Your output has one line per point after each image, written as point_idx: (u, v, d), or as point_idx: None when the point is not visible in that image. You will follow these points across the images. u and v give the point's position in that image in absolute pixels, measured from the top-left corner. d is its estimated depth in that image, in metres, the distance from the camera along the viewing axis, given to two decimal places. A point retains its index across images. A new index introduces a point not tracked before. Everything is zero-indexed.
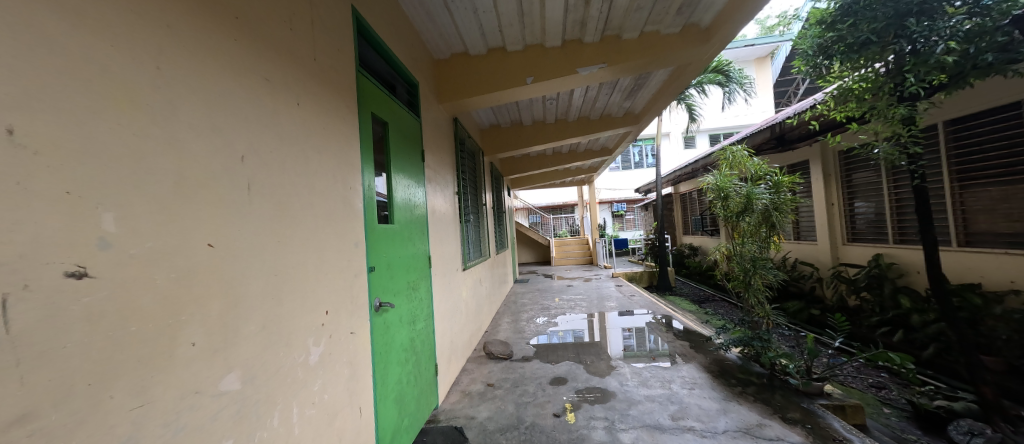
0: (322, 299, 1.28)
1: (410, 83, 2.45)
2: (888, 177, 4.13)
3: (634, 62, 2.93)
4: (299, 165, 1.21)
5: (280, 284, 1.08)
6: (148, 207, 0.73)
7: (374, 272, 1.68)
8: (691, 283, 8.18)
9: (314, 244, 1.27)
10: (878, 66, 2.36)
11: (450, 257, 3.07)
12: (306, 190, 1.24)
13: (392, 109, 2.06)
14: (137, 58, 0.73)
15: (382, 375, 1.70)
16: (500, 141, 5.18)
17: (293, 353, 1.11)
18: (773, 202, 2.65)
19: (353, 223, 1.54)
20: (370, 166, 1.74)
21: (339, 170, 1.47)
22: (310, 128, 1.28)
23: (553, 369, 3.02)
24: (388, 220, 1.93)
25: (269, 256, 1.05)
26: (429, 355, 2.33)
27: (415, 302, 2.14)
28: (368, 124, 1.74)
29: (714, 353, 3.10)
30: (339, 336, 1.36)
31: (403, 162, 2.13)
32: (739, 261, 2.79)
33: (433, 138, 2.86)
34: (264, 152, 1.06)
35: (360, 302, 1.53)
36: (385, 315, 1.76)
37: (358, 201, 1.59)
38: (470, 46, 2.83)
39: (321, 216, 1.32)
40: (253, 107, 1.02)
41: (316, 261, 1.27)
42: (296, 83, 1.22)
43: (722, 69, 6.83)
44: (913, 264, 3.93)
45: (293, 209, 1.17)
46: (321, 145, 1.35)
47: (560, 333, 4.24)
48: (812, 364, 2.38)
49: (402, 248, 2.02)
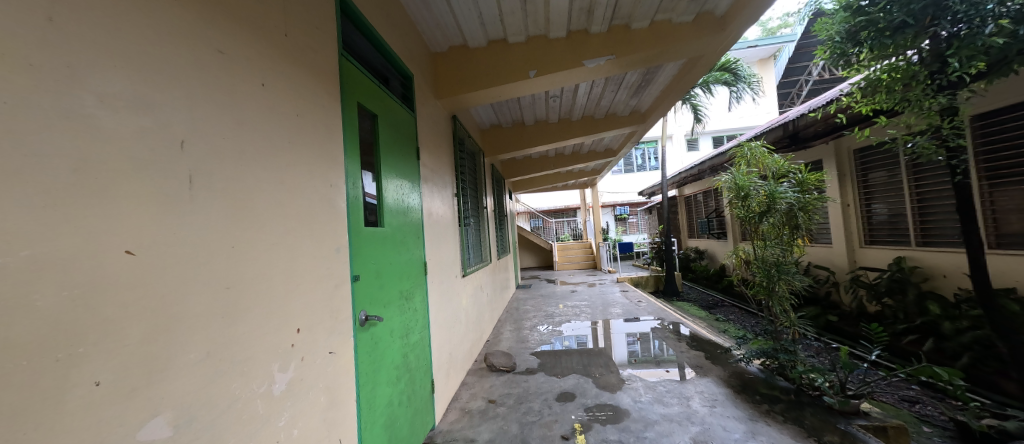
0: (293, 314, 1.09)
1: (404, 75, 2.27)
2: (909, 175, 3.92)
3: (645, 53, 2.74)
4: (268, 157, 1.03)
5: (237, 298, 0.90)
6: (26, 201, 0.54)
7: (359, 282, 1.48)
8: (698, 288, 7.95)
9: (285, 250, 1.08)
10: (910, 54, 2.20)
11: (448, 263, 2.86)
12: (274, 187, 1.05)
13: (385, 102, 1.89)
14: (13, 2, 0.55)
15: (369, 397, 1.50)
16: (501, 143, 5.01)
17: (252, 383, 0.92)
18: (799, 202, 2.43)
19: (334, 227, 1.34)
20: (356, 163, 1.55)
21: (319, 165, 1.28)
22: (282, 114, 1.10)
23: (559, 383, 2.79)
24: (378, 224, 1.74)
25: (222, 266, 0.86)
26: (424, 370, 2.12)
27: (408, 313, 1.94)
28: (353, 114, 1.55)
29: (733, 366, 2.85)
30: (316, 357, 1.17)
31: (394, 160, 1.94)
32: (761, 266, 2.57)
33: (430, 136, 2.67)
34: (218, 139, 0.87)
35: (342, 317, 1.33)
36: (372, 330, 1.56)
37: (341, 201, 1.40)
38: (469, 37, 2.67)
39: (296, 216, 1.13)
40: (202, 84, 0.84)
41: (288, 270, 1.08)
42: (261, 60, 1.03)
43: (729, 67, 6.68)
44: (938, 268, 3.70)
45: (260, 208, 0.99)
46: (297, 135, 1.16)
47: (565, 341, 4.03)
48: (847, 380, 2.16)
49: (393, 254, 1.81)
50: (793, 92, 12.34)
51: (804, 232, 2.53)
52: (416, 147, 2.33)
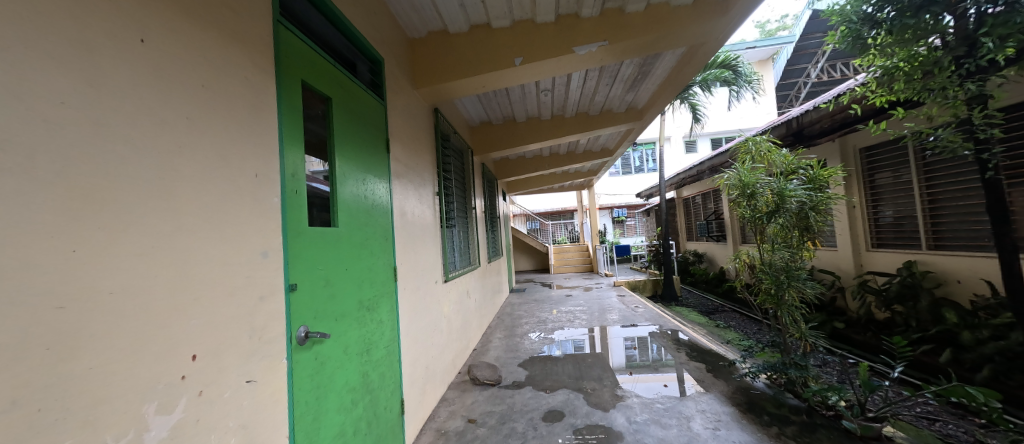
0: (185, 337, 0.86)
1: (373, 59, 2.05)
2: (919, 175, 3.71)
3: (641, 40, 2.52)
4: (150, 136, 0.81)
5: (80, 322, 0.67)
6: None
7: (296, 293, 1.25)
8: (697, 292, 7.76)
9: (175, 254, 0.85)
10: (933, 39, 1.98)
11: (426, 267, 2.62)
12: (162, 177, 0.83)
13: (342, 85, 1.66)
14: None
15: (309, 430, 1.27)
16: (490, 140, 4.77)
17: (104, 435, 0.69)
18: (812, 200, 2.18)
19: (260, 227, 1.11)
20: (297, 152, 1.33)
21: (240, 152, 1.06)
22: (177, 84, 0.88)
23: (546, 400, 2.54)
24: (328, 223, 1.50)
25: (51, 276, 0.63)
26: (391, 389, 1.88)
27: (369, 327, 1.71)
28: (294, 94, 1.33)
29: (737, 380, 2.60)
30: (220, 390, 0.94)
31: (353, 151, 1.71)
32: (768, 272, 2.32)
33: (405, 129, 2.44)
34: (50, 107, 0.64)
35: (267, 336, 1.11)
36: (314, 349, 1.32)
37: (272, 196, 1.18)
38: (449, 21, 2.45)
39: (199, 211, 0.91)
40: (19, 30, 0.61)
41: (181, 280, 0.86)
42: (139, 8, 0.81)
43: (729, 64, 6.47)
44: (952, 273, 3.49)
45: (135, 203, 0.77)
46: (202, 113, 0.94)
47: (560, 343, 3.99)
48: (866, 399, 1.91)
49: (348, 260, 1.58)
50: (791, 94, 12.37)
51: (816, 234, 2.28)
52: (386, 140, 2.11)
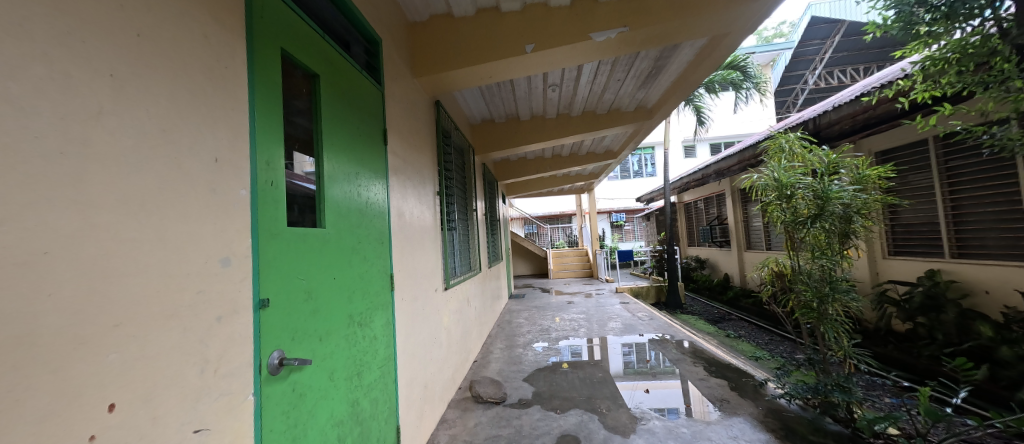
0: (97, 380, 0.61)
1: (370, 40, 1.83)
2: (943, 179, 3.54)
3: (664, 26, 2.31)
4: (43, 93, 0.56)
5: None
6: None
7: (267, 310, 1.00)
8: (701, 300, 7.57)
9: (85, 264, 0.60)
10: (991, 26, 1.79)
11: (425, 273, 2.37)
12: (67, 155, 0.58)
13: (331, 63, 1.43)
14: None
15: None
16: (491, 140, 4.54)
17: None
18: (857, 203, 1.97)
19: (221, 226, 0.87)
20: (274, 135, 1.08)
21: (194, 129, 0.81)
22: (98, 28, 0.64)
23: (558, 422, 2.29)
24: (311, 223, 1.25)
25: None
26: (383, 415, 1.61)
27: (360, 345, 1.45)
28: (272, 66, 1.09)
29: (767, 401, 2.38)
30: None
31: (343, 140, 1.47)
32: (808, 283, 2.11)
33: (404, 121, 2.20)
34: None
35: (224, 369, 0.86)
36: (289, 377, 1.07)
37: (238, 187, 0.93)
38: (454, 3, 2.22)
39: (127, 203, 0.66)
40: None
41: (95, 299, 0.61)
42: None
43: (738, 65, 6.34)
44: (979, 282, 3.32)
45: (13, 190, 0.51)
46: (138, 72, 0.70)
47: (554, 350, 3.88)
48: (926, 430, 1.69)
49: (335, 267, 1.33)
50: (788, 100, 12.15)
51: (857, 242, 2.11)
52: (383, 131, 1.87)
